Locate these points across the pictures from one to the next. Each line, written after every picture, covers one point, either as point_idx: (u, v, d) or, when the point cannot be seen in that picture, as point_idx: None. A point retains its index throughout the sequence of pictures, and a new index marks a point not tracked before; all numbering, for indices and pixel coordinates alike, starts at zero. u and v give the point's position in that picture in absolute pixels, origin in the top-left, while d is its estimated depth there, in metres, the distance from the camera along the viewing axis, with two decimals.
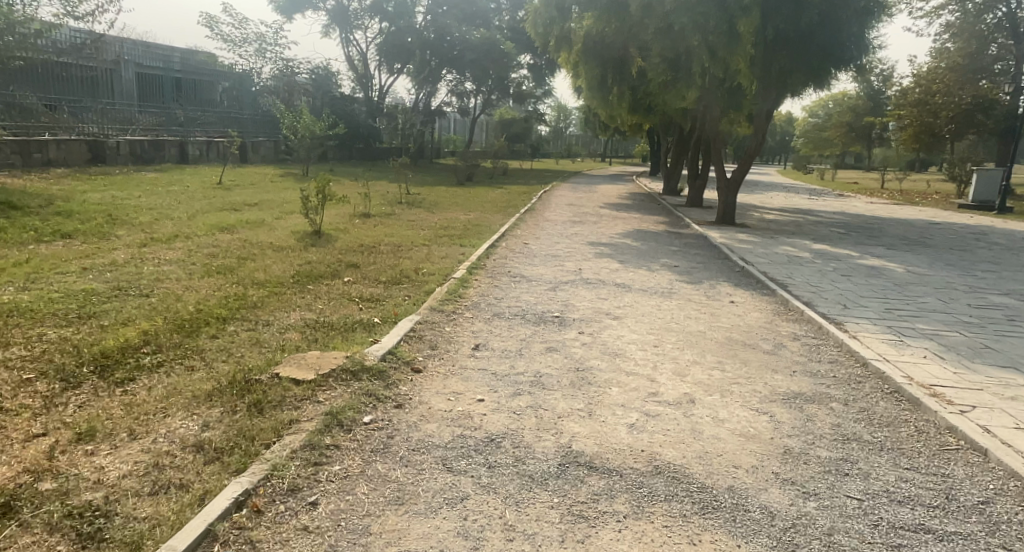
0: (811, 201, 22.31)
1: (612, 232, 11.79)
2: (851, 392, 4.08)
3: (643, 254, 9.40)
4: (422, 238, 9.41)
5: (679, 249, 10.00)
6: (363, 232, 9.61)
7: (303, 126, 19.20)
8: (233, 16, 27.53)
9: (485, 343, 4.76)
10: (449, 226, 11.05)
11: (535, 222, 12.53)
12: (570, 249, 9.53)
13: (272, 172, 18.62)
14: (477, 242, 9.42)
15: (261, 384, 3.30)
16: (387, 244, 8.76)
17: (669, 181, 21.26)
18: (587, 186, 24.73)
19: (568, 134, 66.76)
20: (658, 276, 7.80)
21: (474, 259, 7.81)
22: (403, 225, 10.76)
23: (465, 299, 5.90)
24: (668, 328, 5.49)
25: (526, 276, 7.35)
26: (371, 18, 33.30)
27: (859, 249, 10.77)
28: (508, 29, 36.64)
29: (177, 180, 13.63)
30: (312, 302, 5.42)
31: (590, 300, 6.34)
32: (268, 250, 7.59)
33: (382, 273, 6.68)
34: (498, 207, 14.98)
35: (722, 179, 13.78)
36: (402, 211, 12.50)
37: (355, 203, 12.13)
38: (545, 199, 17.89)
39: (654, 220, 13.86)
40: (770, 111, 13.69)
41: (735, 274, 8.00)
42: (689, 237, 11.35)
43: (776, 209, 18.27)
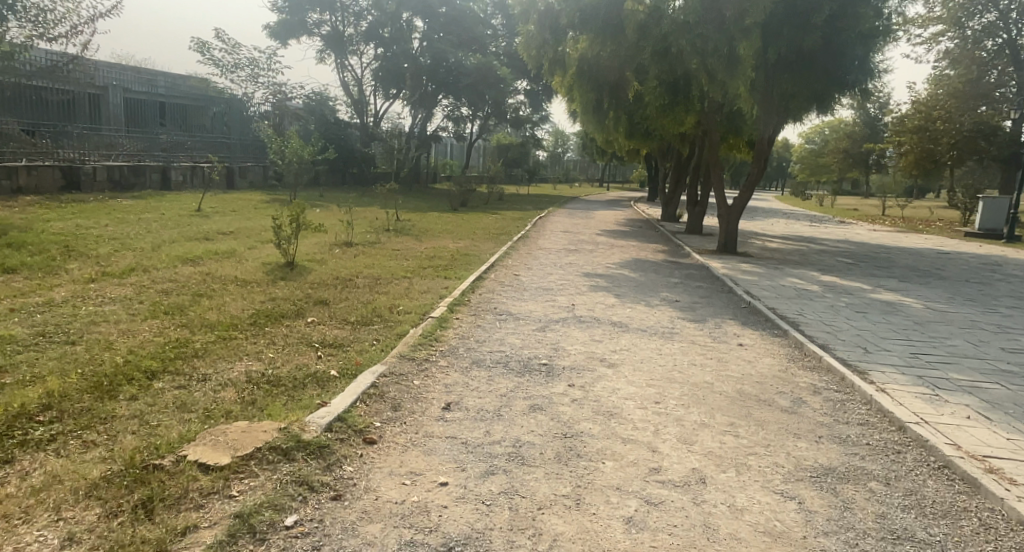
0: (813, 228, 21.77)
1: (608, 262, 11.18)
2: (892, 468, 3.39)
3: (640, 287, 8.77)
4: (403, 270, 8.76)
5: (679, 281, 9.38)
6: (341, 262, 8.97)
7: (291, 151, 18.72)
8: (225, 41, 27.26)
9: (458, 400, 4.06)
10: (436, 255, 10.44)
11: (528, 251, 11.91)
12: (564, 282, 8.89)
13: (259, 197, 18.08)
14: (462, 274, 8.77)
15: (160, 473, 2.62)
16: (365, 277, 8.12)
17: (667, 208, 20.75)
18: (583, 212, 24.21)
19: (565, 158, 66.64)
20: (657, 312, 7.15)
21: (457, 295, 7.17)
22: (386, 254, 10.14)
23: (441, 343, 5.24)
24: (671, 379, 4.80)
25: (513, 314, 6.67)
26: (367, 43, 33.14)
27: (871, 281, 10.14)
28: (505, 55, 36.54)
29: (153, 208, 13.04)
30: (263, 350, 4.75)
31: (582, 343, 5.67)
32: (231, 285, 6.94)
33: (351, 312, 6.02)
34: (490, 234, 14.38)
35: (723, 207, 13.23)
36: (386, 240, 11.89)
37: (337, 231, 11.53)
38: (539, 226, 17.33)
39: (652, 249, 13.27)
40: (772, 136, 13.18)
41: (741, 310, 7.36)
42: (689, 268, 10.74)
43: (779, 236, 17.70)
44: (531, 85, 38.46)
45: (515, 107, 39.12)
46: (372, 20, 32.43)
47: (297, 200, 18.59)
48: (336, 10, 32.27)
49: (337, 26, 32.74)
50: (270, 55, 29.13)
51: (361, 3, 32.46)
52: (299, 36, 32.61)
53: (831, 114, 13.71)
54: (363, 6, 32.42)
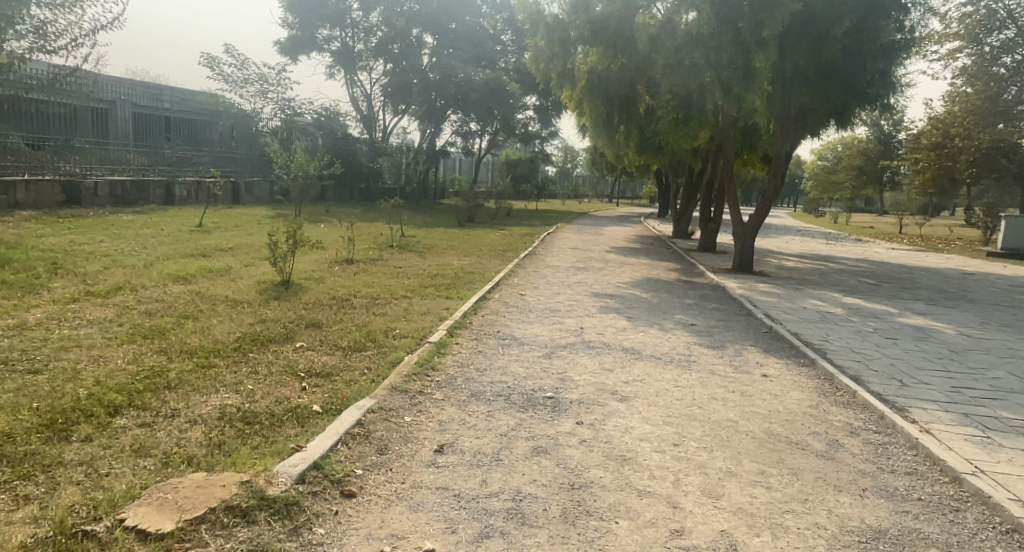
0: (829, 247, 21.25)
1: (619, 281, 10.76)
2: (953, 533, 2.91)
3: (653, 308, 8.34)
4: (404, 289, 8.37)
5: (693, 302, 8.94)
6: (340, 281, 8.59)
7: (297, 166, 18.51)
8: (235, 56, 27.30)
9: (453, 442, 3.62)
10: (439, 273, 10.05)
11: (536, 269, 11.51)
12: (573, 303, 8.47)
13: (263, 212, 17.84)
14: (465, 293, 8.37)
15: (90, 545, 2.20)
16: (363, 297, 7.72)
17: (679, 224, 20.32)
18: (592, 228, 23.82)
19: (575, 174, 66.43)
20: (672, 337, 6.70)
21: (460, 316, 6.76)
22: (388, 272, 9.77)
23: (438, 372, 4.81)
24: (690, 416, 4.35)
25: (518, 338, 6.25)
26: (376, 59, 33.15)
27: (896, 303, 9.63)
28: (515, 70, 36.48)
29: (153, 223, 12.81)
30: (243, 379, 4.34)
31: (592, 372, 5.23)
32: (220, 305, 6.57)
33: (343, 336, 5.61)
34: (496, 252, 14.00)
35: (739, 224, 12.79)
36: (389, 256, 11.54)
37: (339, 248, 11.20)
38: (547, 243, 16.96)
39: (664, 268, 12.84)
40: (789, 151, 12.73)
41: (761, 336, 6.90)
42: (704, 288, 10.30)
43: (794, 255, 17.20)
44: (540, 101, 38.31)
45: (524, 123, 38.96)
46: (381, 36, 32.45)
47: (302, 216, 18.34)
48: (347, 25, 32.31)
49: (346, 42, 32.78)
50: (280, 70, 29.14)
51: (371, 19, 32.51)
52: (309, 52, 32.67)
53: (850, 128, 13.27)
54: (372, 21, 32.46)
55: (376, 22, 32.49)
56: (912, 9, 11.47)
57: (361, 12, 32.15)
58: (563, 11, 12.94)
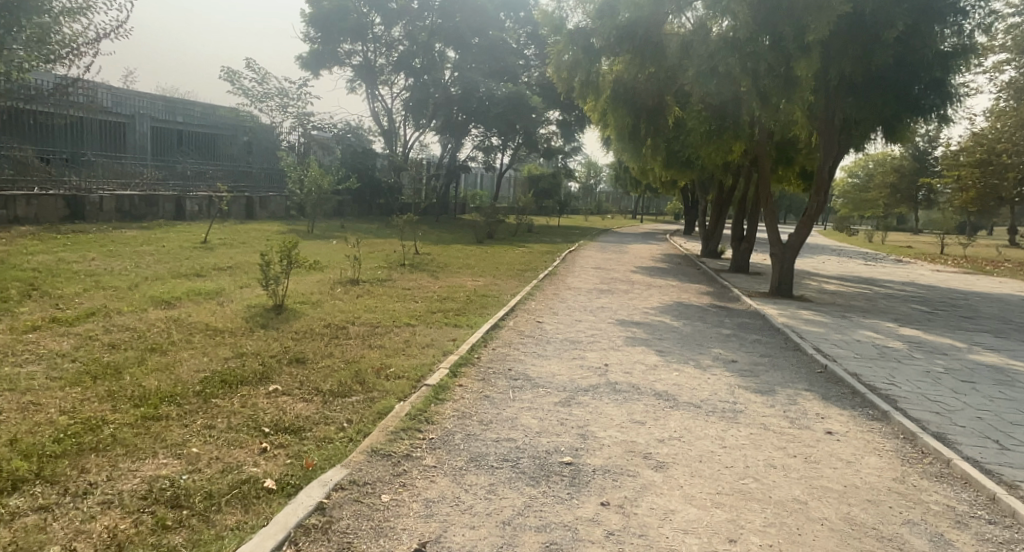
0: (869, 268, 20.07)
1: (646, 307, 9.87)
2: None
3: (686, 340, 7.43)
4: (408, 315, 7.60)
5: (731, 332, 8.01)
6: (340, 305, 7.85)
7: (311, 180, 18.03)
8: (256, 71, 27.13)
9: (438, 536, 2.73)
10: (449, 295, 9.29)
11: (555, 291, 10.67)
12: (596, 332, 7.59)
13: (275, 228, 17.39)
14: (476, 320, 7.57)
15: None
16: (362, 324, 6.97)
17: (708, 243, 19.36)
18: (616, 246, 22.94)
19: (598, 189, 65.60)
20: (711, 378, 5.78)
21: (466, 350, 5.97)
22: (395, 295, 9.03)
23: (431, 426, 3.97)
24: (745, 493, 3.42)
25: (533, 379, 5.38)
26: (397, 74, 32.91)
27: (961, 336, 8.57)
28: (537, 85, 36.36)
29: (156, 239, 12.32)
30: (192, 438, 3.53)
31: (620, 427, 4.34)
32: (197, 335, 5.82)
33: (327, 376, 4.81)
34: (513, 271, 13.22)
35: (777, 245, 11.82)
36: (398, 276, 10.85)
37: (345, 268, 10.55)
38: (569, 261, 16.12)
39: (696, 291, 11.92)
40: (832, 166, 11.74)
41: (815, 379, 5.94)
42: (740, 315, 9.37)
43: (834, 276, 16.10)
44: (563, 116, 37.82)
45: (547, 138, 38.44)
46: (403, 51, 32.22)
47: (315, 231, 17.82)
48: (369, 40, 32.11)
49: (368, 57, 32.56)
50: (300, 85, 28.91)
51: (393, 33, 32.29)
52: (330, 67, 32.50)
53: (900, 142, 12.23)
54: (395, 36, 32.25)
55: (398, 37, 32.26)
56: (972, 12, 10.48)
57: (383, 27, 31.94)
58: (587, 19, 12.21)
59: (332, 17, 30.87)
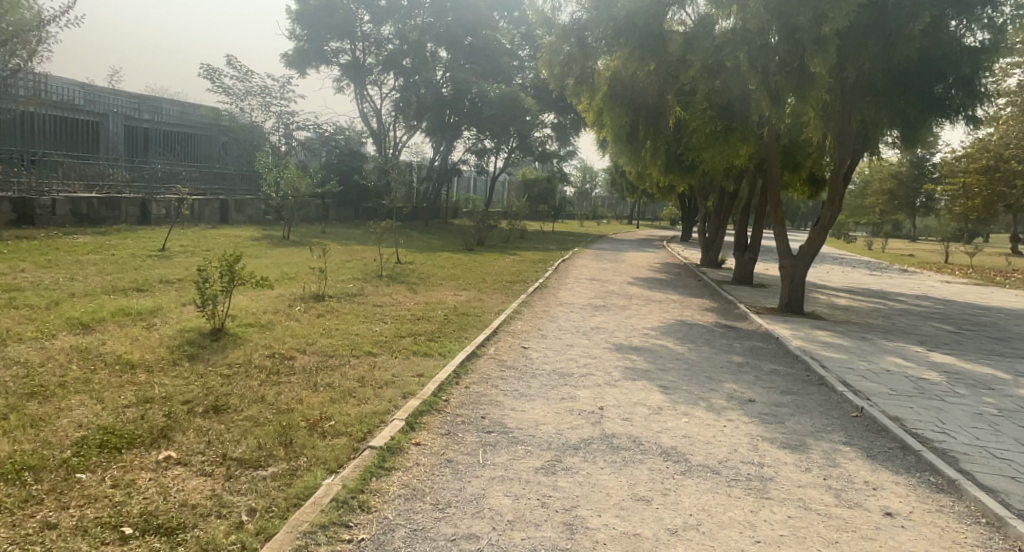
0: (876, 279, 19.16)
1: (646, 327, 8.84)
2: None
3: (694, 371, 6.41)
4: (370, 340, 6.55)
5: (743, 361, 7.00)
6: (294, 328, 6.78)
7: (287, 182, 16.97)
8: (237, 68, 26.10)
9: None
10: (423, 313, 8.25)
11: (545, 308, 9.65)
12: (591, 361, 6.56)
13: (249, 233, 16.35)
14: (451, 346, 6.55)
15: None
16: (314, 354, 5.91)
17: (708, 252, 18.54)
18: (611, 254, 21.97)
19: (594, 194, 64.64)
20: (728, 428, 4.73)
21: (431, 389, 4.92)
22: (363, 313, 7.97)
23: (364, 518, 2.92)
24: None
25: (511, 431, 4.33)
26: (386, 73, 31.89)
27: (1002, 364, 7.58)
28: (532, 86, 35.44)
29: (110, 247, 11.30)
30: (10, 547, 2.45)
31: (620, 510, 3.30)
32: (100, 371, 4.75)
33: (245, 435, 3.74)
34: (500, 283, 12.22)
35: (788, 257, 10.85)
36: (371, 291, 9.80)
37: (310, 282, 9.49)
38: (561, 271, 15.14)
39: (698, 307, 10.92)
40: (848, 170, 10.73)
41: (854, 427, 4.92)
42: (751, 337, 8.37)
43: (843, 289, 15.15)
44: (558, 118, 36.99)
45: (541, 141, 37.61)
46: (392, 50, 31.22)
47: (291, 237, 16.77)
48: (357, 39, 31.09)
49: (356, 56, 31.54)
50: (285, 84, 27.88)
51: (383, 32, 31.30)
52: (317, 65, 31.43)
53: (922, 145, 11.23)
54: (384, 34, 31.27)
55: (387, 36, 31.28)
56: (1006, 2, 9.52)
57: (373, 25, 30.95)
58: (581, 10, 11.25)
59: (319, 14, 29.82)
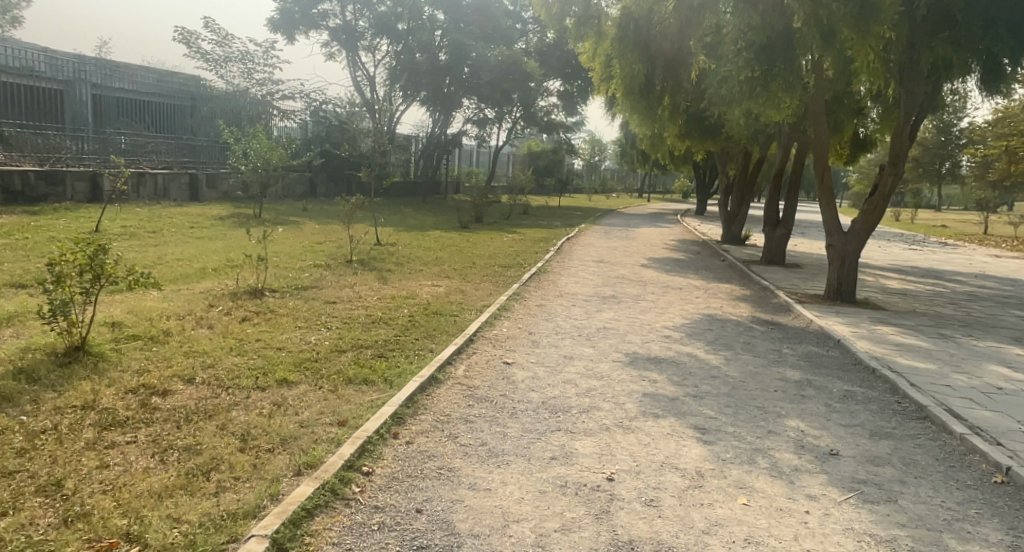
0: (919, 254, 17.15)
1: (665, 326, 7.05)
2: None
3: (740, 399, 4.61)
4: (292, 358, 4.76)
5: (802, 380, 5.19)
6: (196, 342, 4.98)
7: (257, 153, 15.18)
8: (216, 32, 24.24)
9: None
10: (383, 313, 6.48)
11: (541, 303, 7.88)
12: (596, 385, 4.78)
13: (216, 211, 14.66)
14: (404, 365, 4.79)
15: None
16: (202, 387, 4.10)
17: (730, 227, 16.84)
18: (622, 231, 20.14)
19: (603, 167, 62.33)
20: (814, 521, 2.93)
21: (344, 457, 3.12)
22: (304, 316, 6.17)
23: None
24: None
25: (461, 543, 2.55)
26: (379, 38, 29.77)
27: None
28: (536, 52, 33.63)
29: (33, 227, 9.67)
30: None
31: None
32: None
33: None
34: (493, 269, 10.47)
35: (836, 233, 8.98)
36: (328, 282, 8.02)
37: (251, 273, 7.73)
38: (565, 252, 13.36)
39: (727, 296, 9.08)
40: (916, 120, 8.71)
41: (1014, 513, 3.09)
42: (801, 339, 6.56)
43: (889, 269, 13.20)
44: (564, 86, 35.04)
45: (547, 111, 35.72)
46: (384, 12, 29.12)
47: (263, 215, 15.06)
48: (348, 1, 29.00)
49: (346, 19, 29.41)
50: (268, 49, 26.16)
51: None
52: (305, 30, 29.42)
53: (1003, 89, 9.16)
54: None
55: None
56: None
57: None
58: None
59: None
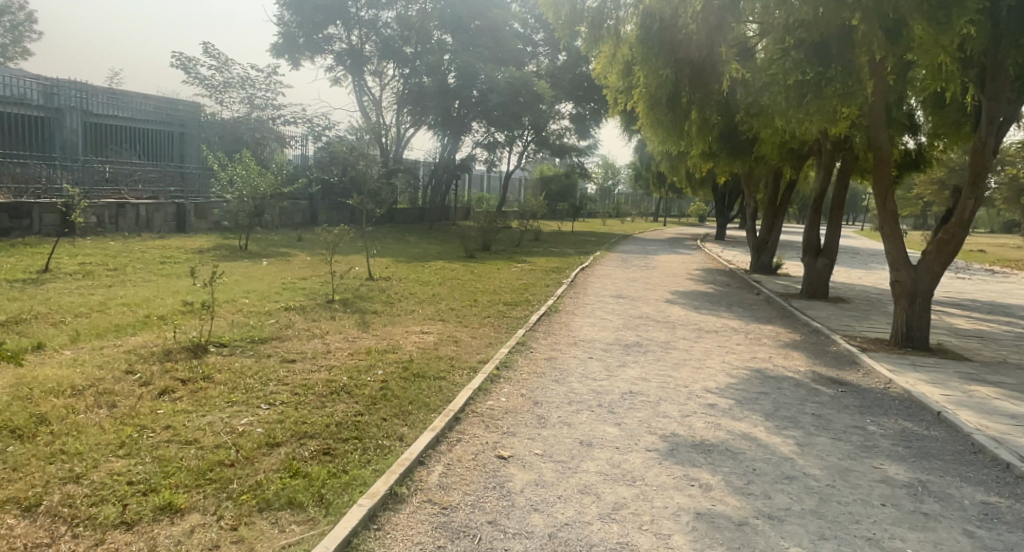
0: (970, 284, 15.54)
1: (706, 388, 5.60)
2: None
3: (838, 526, 3.15)
4: (197, 463, 3.35)
5: (915, 485, 3.70)
6: (75, 434, 3.60)
7: (244, 180, 14.01)
8: (215, 57, 23.47)
9: None
10: (350, 377, 5.11)
11: (552, 356, 6.46)
12: (625, 499, 3.33)
13: (199, 244, 13.53)
14: (352, 471, 3.39)
15: None
16: (41, 522, 2.70)
17: (760, 255, 15.51)
18: (640, 258, 18.73)
19: (618, 191, 61.04)
20: None
21: None
22: (246, 384, 4.81)
23: None
24: None
25: None
26: (386, 62, 28.97)
27: None
28: (547, 74, 32.88)
29: None
30: None
31: None
32: None
33: None
34: (496, 309, 9.13)
35: (903, 266, 7.55)
36: (294, 331, 6.71)
37: (200, 323, 6.42)
38: (579, 286, 11.97)
39: (773, 342, 7.63)
40: (999, 131, 7.24)
41: None
42: (886, 410, 5.08)
43: (947, 303, 11.63)
44: (576, 108, 34.09)
45: (559, 134, 34.79)
46: (390, 35, 28.27)
47: (250, 247, 13.87)
48: (354, 24, 28.14)
49: (352, 43, 28.48)
50: (269, 74, 25.37)
51: (382, 16, 28.36)
52: (310, 55, 28.54)
53: None
54: (382, 18, 28.33)
55: (387, 20, 28.30)
56: None
57: (370, 9, 28.01)
58: None
59: None
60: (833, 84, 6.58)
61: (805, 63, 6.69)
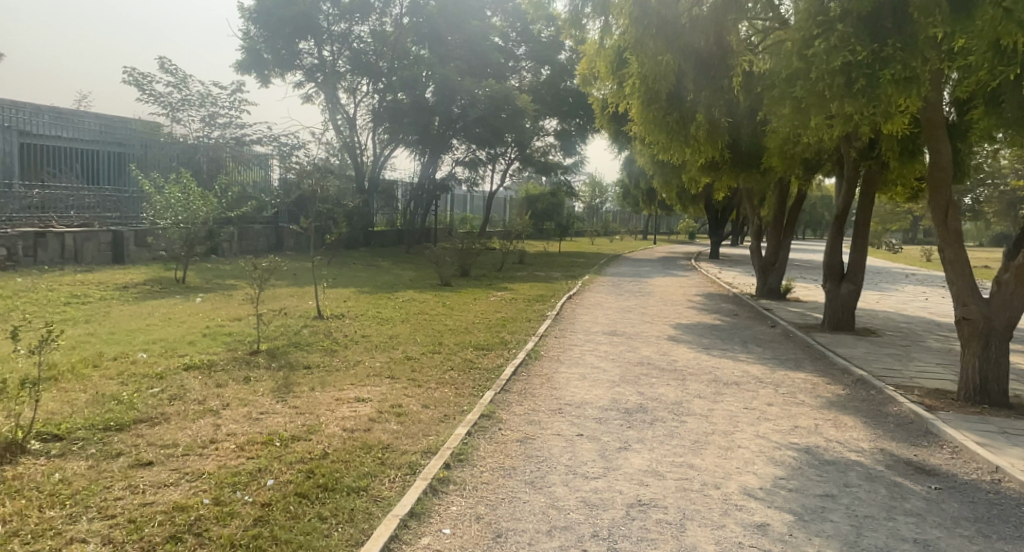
0: None
1: (747, 491, 3.89)
2: None
3: None
4: None
5: None
6: None
7: (182, 204, 12.28)
8: (172, 73, 21.86)
9: None
10: (216, 496, 3.35)
11: (528, 436, 4.73)
12: None
13: (129, 278, 11.79)
14: None
15: None
16: None
17: (766, 278, 13.98)
18: (633, 283, 17.15)
19: (606, 209, 59.71)
20: None
21: None
22: (39, 520, 3.03)
23: None
24: None
25: None
26: (359, 78, 27.31)
27: None
28: (530, 90, 31.77)
29: None
30: None
31: None
32: None
33: None
34: (463, 355, 7.44)
35: (972, 301, 5.96)
36: (178, 406, 4.93)
37: (40, 402, 4.63)
38: (565, 321, 10.31)
39: (813, 401, 5.96)
40: None
41: None
42: (1019, 532, 3.40)
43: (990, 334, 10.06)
44: (561, 124, 32.80)
45: (544, 151, 33.55)
46: (364, 49, 26.65)
47: (190, 280, 12.11)
48: (325, 38, 26.39)
49: (323, 58, 26.84)
50: (233, 90, 23.72)
51: (355, 29, 26.74)
52: (278, 71, 26.81)
53: None
54: (354, 30, 26.59)
55: (360, 34, 26.74)
56: None
57: (342, 23, 26.44)
58: None
59: (276, 8, 25.38)
60: (892, 65, 5.02)
61: (853, 38, 5.11)
